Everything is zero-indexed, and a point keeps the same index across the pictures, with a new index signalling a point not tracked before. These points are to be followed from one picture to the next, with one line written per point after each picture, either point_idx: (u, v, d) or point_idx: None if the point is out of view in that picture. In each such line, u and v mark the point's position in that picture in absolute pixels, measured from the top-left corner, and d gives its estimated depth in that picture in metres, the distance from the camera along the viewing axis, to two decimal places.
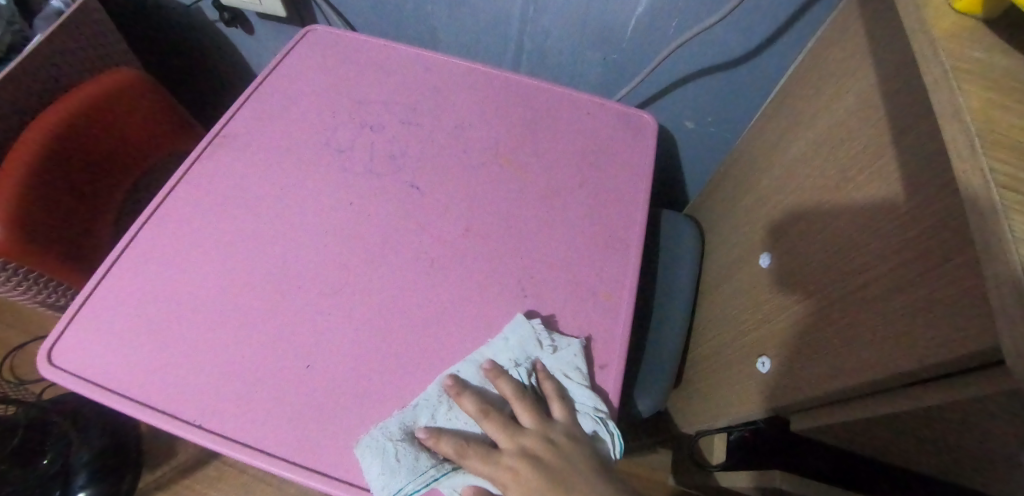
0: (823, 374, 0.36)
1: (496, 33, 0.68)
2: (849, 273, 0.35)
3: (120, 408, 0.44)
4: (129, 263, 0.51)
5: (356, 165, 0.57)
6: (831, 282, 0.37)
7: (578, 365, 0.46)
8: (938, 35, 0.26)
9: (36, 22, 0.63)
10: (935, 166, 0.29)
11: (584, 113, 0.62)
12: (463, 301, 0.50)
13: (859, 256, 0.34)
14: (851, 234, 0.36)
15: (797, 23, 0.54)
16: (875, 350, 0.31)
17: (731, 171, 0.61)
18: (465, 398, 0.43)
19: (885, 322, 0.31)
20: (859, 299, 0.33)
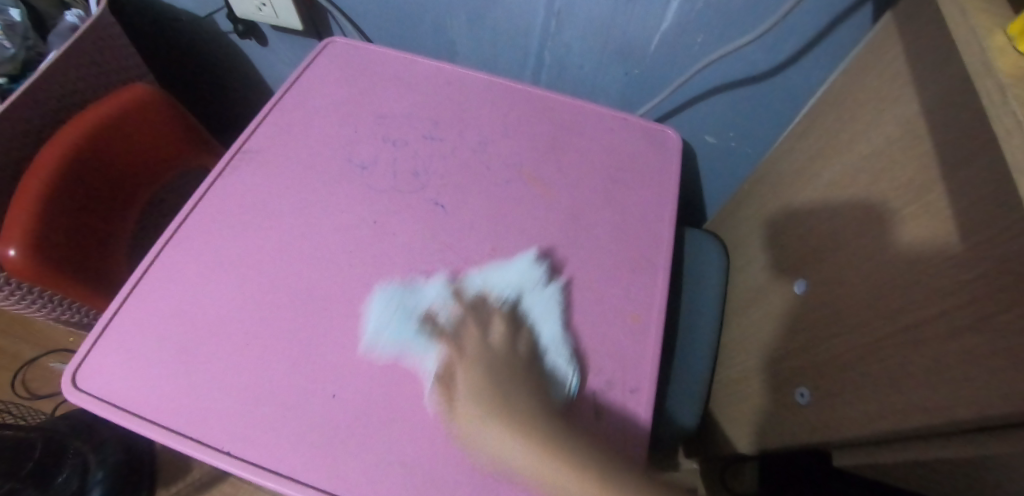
0: (872, 411, 0.35)
1: (516, 47, 0.67)
2: (896, 310, 0.34)
3: (145, 432, 0.43)
4: (152, 284, 0.50)
5: (379, 183, 0.57)
6: (875, 317, 0.36)
7: (529, 283, 0.50)
8: (1005, 80, 0.26)
9: (51, 38, 0.62)
10: (997, 206, 0.28)
11: (608, 131, 0.61)
12: (515, 294, 0.50)
13: (906, 292, 0.34)
14: (897, 269, 0.35)
15: (826, 41, 0.53)
16: (930, 393, 0.30)
17: (758, 188, 0.60)
18: (435, 309, 0.48)
19: (940, 365, 0.30)
20: (908, 338, 0.33)
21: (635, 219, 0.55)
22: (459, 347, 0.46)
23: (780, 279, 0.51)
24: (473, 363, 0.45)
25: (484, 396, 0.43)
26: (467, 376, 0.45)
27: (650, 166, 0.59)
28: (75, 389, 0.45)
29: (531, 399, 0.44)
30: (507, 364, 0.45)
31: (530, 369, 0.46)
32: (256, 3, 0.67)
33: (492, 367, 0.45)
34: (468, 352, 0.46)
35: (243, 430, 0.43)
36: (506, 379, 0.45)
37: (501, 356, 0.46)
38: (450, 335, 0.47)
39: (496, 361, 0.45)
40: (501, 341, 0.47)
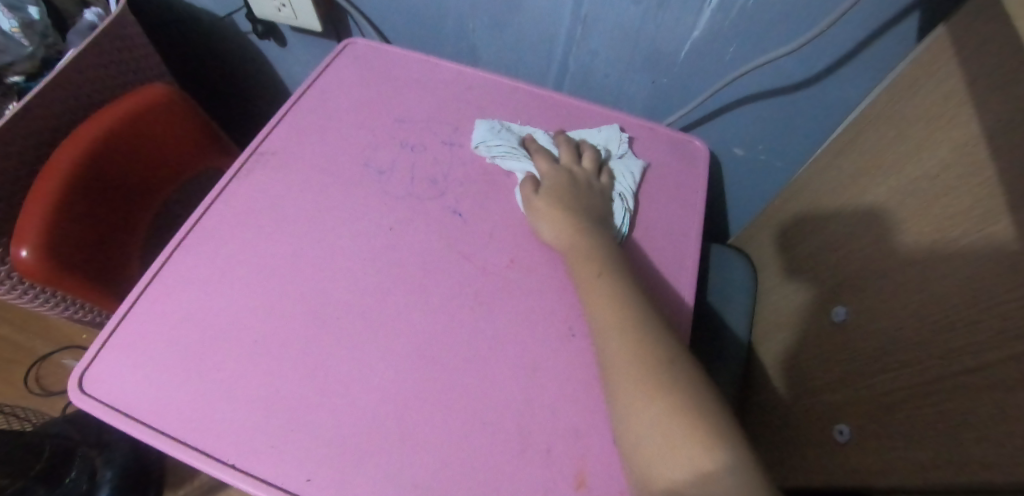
0: (927, 456, 0.32)
1: (540, 51, 0.65)
2: (955, 348, 0.32)
3: (150, 441, 0.42)
4: (162, 287, 0.49)
5: (396, 188, 0.54)
6: (929, 354, 0.33)
7: (615, 140, 0.57)
8: None
9: (70, 36, 0.61)
10: None
11: (634, 140, 0.59)
12: (605, 150, 0.57)
13: (969, 331, 0.31)
14: (956, 303, 0.32)
15: (865, 53, 0.51)
16: (994, 444, 0.28)
17: (798, 202, 0.57)
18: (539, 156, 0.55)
19: (1007, 414, 0.27)
20: (970, 381, 0.30)
21: (662, 233, 0.53)
22: (574, 173, 0.53)
23: (818, 303, 0.48)
24: (551, 192, 0.51)
25: (561, 220, 0.49)
26: (556, 226, 0.49)
27: (677, 177, 0.56)
28: (80, 394, 0.44)
29: (585, 208, 0.51)
30: (580, 190, 0.52)
31: (590, 208, 0.51)
32: (275, 3, 0.66)
33: (568, 185, 0.52)
34: (549, 180, 0.52)
35: (246, 445, 0.41)
36: (568, 196, 0.51)
37: (572, 182, 0.52)
38: (548, 174, 0.53)
39: (574, 177, 0.53)
40: (592, 159, 0.55)
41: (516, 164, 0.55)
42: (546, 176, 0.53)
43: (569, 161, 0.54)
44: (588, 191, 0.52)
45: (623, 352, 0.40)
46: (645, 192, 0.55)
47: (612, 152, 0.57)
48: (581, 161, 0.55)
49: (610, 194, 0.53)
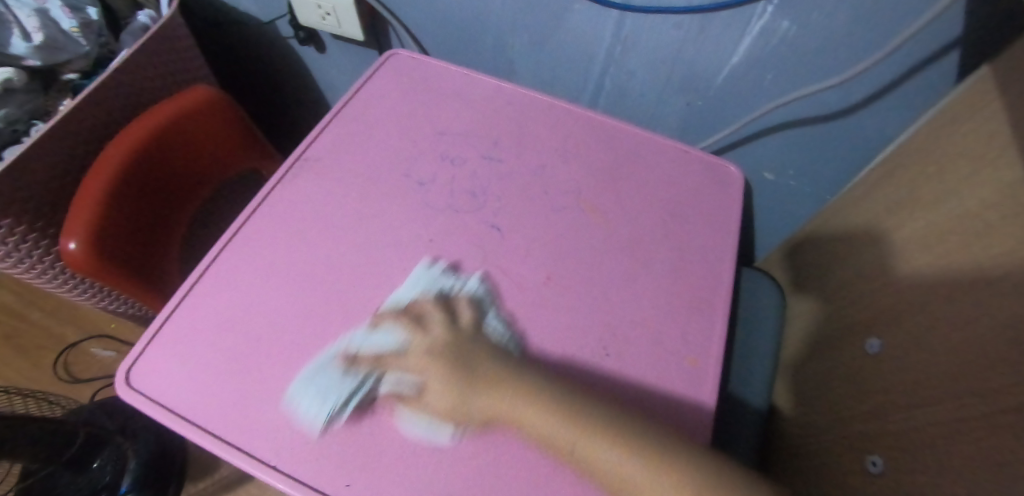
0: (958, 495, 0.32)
1: (577, 69, 0.67)
2: (987, 387, 0.32)
3: (193, 438, 0.43)
4: (208, 287, 0.50)
5: (437, 200, 0.56)
6: (965, 391, 0.34)
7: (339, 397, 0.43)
8: None
9: (123, 36, 0.63)
10: None
11: (668, 163, 0.60)
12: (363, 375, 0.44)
13: (1001, 370, 0.31)
14: (992, 342, 0.32)
15: (905, 85, 0.52)
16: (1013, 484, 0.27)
17: (828, 231, 0.58)
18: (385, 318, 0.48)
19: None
20: (998, 420, 0.30)
21: (693, 256, 0.54)
22: (412, 342, 0.46)
23: (848, 333, 0.48)
24: (434, 346, 0.45)
25: (450, 388, 0.43)
26: (411, 363, 0.44)
27: (709, 201, 0.57)
28: (127, 387, 0.45)
29: (487, 355, 0.45)
30: (464, 346, 0.46)
31: (471, 361, 0.44)
32: (321, 12, 0.67)
33: (449, 342, 0.45)
34: (432, 366, 0.44)
35: (287, 444, 0.43)
36: (454, 371, 0.44)
37: (461, 348, 0.45)
38: (410, 353, 0.45)
39: (455, 336, 0.46)
40: (446, 328, 0.47)
41: (323, 388, 0.44)
42: (422, 346, 0.45)
43: (420, 340, 0.46)
44: (489, 346, 0.46)
45: (511, 402, 0.42)
46: (678, 214, 0.56)
47: (441, 269, 0.51)
48: (431, 330, 0.46)
49: (484, 330, 0.48)
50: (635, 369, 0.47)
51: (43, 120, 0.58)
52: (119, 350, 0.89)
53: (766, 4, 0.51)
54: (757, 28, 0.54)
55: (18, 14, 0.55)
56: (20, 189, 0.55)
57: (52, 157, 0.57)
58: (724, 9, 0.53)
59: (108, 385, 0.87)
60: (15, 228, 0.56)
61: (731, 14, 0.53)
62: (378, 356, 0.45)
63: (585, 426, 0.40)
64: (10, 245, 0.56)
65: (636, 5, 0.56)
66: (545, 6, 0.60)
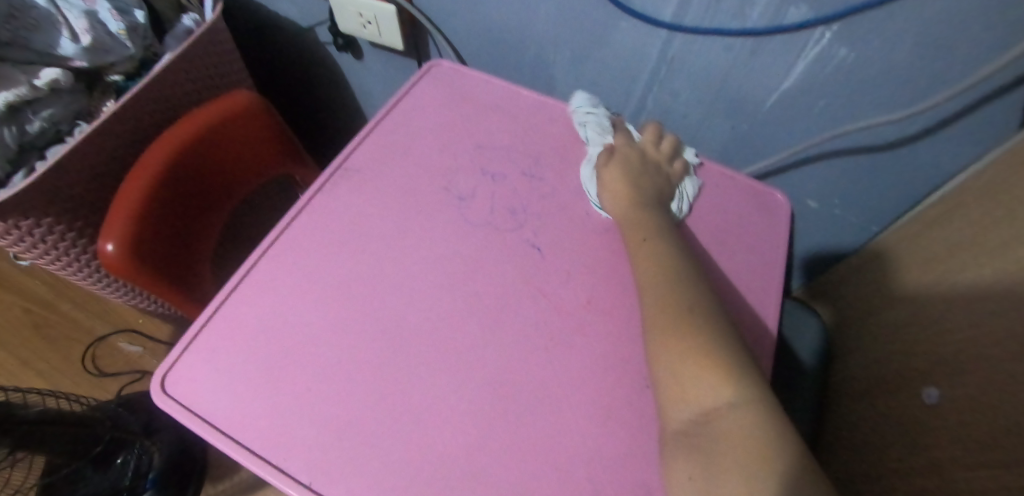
0: None
1: (620, 87, 0.66)
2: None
3: (225, 452, 0.43)
4: (244, 296, 0.50)
5: (477, 216, 0.55)
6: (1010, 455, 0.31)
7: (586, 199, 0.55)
8: None
9: (168, 40, 0.64)
10: None
11: (712, 187, 0.58)
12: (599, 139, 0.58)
13: None
14: None
15: (967, 118, 0.49)
16: None
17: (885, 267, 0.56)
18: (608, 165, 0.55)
19: None
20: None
21: (737, 285, 0.52)
22: (622, 155, 0.56)
23: (901, 376, 0.46)
24: (626, 193, 0.52)
25: (623, 202, 0.52)
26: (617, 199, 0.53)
27: (753, 229, 0.56)
28: (160, 395, 0.45)
29: (643, 186, 0.54)
30: (653, 170, 0.55)
31: (652, 187, 0.54)
32: (362, 20, 0.67)
33: (637, 168, 0.54)
34: (614, 163, 0.55)
35: (316, 464, 0.42)
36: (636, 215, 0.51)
37: (643, 166, 0.55)
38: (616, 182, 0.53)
39: (646, 158, 0.56)
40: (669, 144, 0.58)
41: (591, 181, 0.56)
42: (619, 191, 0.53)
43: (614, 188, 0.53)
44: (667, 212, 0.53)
45: (654, 263, 0.46)
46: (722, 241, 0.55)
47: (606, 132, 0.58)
48: (613, 155, 0.56)
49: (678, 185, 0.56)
50: None
51: (86, 120, 0.58)
52: (146, 346, 0.90)
53: (824, 30, 0.49)
54: (813, 54, 0.52)
55: (68, 16, 0.55)
56: (62, 189, 0.55)
57: (94, 158, 0.57)
58: (780, 34, 0.51)
59: (133, 380, 0.87)
60: (54, 227, 0.56)
61: (786, 39, 0.52)
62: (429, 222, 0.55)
63: (666, 276, 0.44)
64: (48, 242, 0.57)
65: (686, 26, 0.54)
66: (591, 22, 0.59)
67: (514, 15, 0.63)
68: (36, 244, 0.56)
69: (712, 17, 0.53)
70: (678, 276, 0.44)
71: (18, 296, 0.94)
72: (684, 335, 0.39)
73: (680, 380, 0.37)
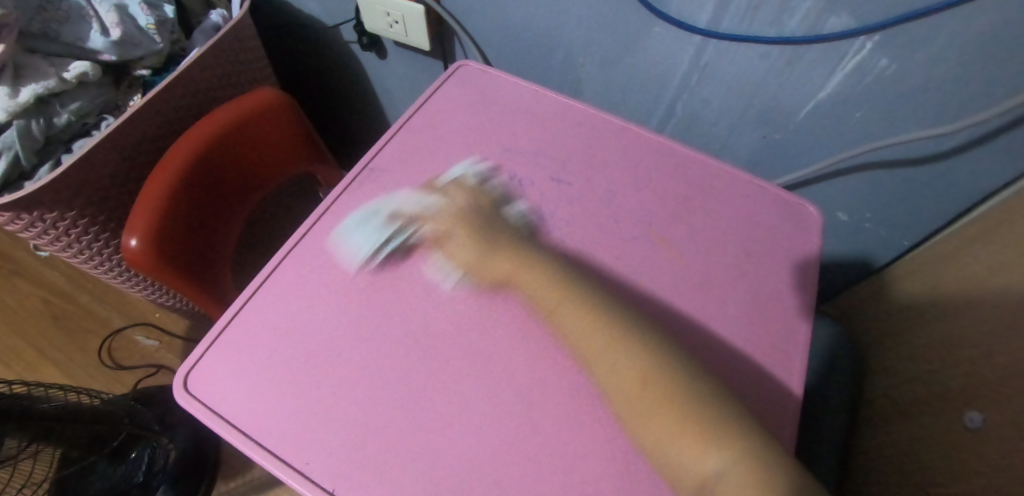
0: None
1: (648, 93, 0.65)
2: None
3: (249, 453, 0.42)
4: (269, 295, 0.50)
5: (502, 222, 0.54)
6: None
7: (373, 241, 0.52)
8: None
9: (195, 35, 0.63)
10: None
11: (742, 197, 0.57)
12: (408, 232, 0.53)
13: None
14: None
15: (1010, 131, 0.48)
16: None
17: (922, 285, 0.54)
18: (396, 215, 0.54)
19: None
20: None
21: (768, 298, 0.51)
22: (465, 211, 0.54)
23: (938, 397, 0.45)
24: (457, 215, 0.54)
25: (477, 244, 0.51)
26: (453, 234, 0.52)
27: (785, 241, 0.54)
28: (184, 393, 0.44)
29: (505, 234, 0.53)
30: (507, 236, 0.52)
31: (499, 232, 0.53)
32: (389, 19, 0.67)
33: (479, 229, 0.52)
34: (457, 227, 0.53)
35: (339, 468, 0.41)
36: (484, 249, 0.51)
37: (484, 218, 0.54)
38: (436, 216, 0.54)
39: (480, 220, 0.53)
40: (470, 192, 0.56)
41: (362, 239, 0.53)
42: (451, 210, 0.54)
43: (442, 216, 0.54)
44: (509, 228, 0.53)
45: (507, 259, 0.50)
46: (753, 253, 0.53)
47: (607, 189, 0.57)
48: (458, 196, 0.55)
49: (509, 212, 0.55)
50: None
51: (113, 114, 0.58)
52: (161, 340, 0.90)
53: (866, 40, 0.48)
54: (852, 63, 0.51)
55: (98, 9, 0.55)
56: (88, 183, 0.55)
57: (120, 153, 0.57)
58: (819, 42, 0.50)
59: (148, 374, 0.87)
60: (78, 221, 0.56)
61: (826, 48, 0.51)
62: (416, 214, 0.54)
63: (604, 321, 0.44)
64: (71, 236, 0.57)
65: (722, 32, 0.53)
66: (622, 26, 0.59)
67: (543, 18, 0.62)
68: (59, 237, 0.56)
69: (749, 23, 0.52)
70: (584, 293, 0.47)
71: (37, 287, 0.94)
72: (670, 409, 0.38)
73: (656, 433, 0.38)
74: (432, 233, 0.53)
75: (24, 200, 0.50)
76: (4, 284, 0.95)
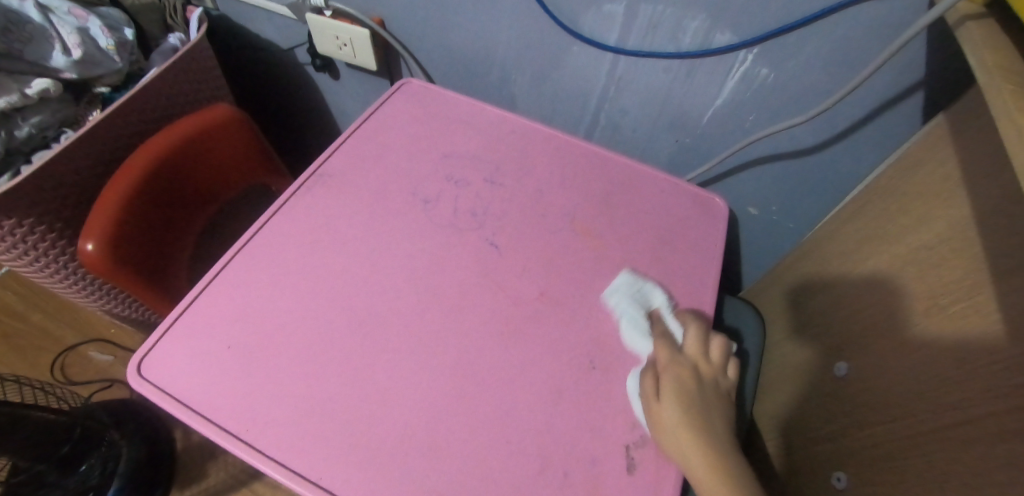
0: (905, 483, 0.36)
1: (575, 106, 0.72)
2: (939, 408, 0.35)
3: (196, 429, 0.45)
4: (220, 286, 0.53)
5: (440, 218, 0.60)
6: (916, 410, 0.37)
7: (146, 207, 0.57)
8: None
9: (153, 56, 0.68)
10: None
11: (657, 194, 0.64)
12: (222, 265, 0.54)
13: (948, 388, 0.35)
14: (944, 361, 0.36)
15: (867, 127, 0.57)
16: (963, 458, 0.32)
17: (811, 267, 0.62)
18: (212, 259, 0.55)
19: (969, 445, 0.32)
20: (945, 438, 0.34)
21: (677, 280, 0.57)
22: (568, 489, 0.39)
23: (823, 355, 0.52)
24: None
25: None
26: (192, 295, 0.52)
27: (659, 237, 0.60)
28: (135, 377, 0.48)
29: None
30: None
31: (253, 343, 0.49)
32: (338, 42, 0.73)
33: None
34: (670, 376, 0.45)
35: (282, 438, 0.45)
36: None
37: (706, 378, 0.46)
38: (361, 333, 0.51)
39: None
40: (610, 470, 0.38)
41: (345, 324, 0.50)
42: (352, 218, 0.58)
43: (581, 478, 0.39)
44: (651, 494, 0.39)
45: None
46: (697, 255, 0.59)
47: (532, 190, 0.63)
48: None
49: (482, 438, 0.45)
50: (619, 384, 0.49)
51: (72, 128, 0.62)
52: (117, 354, 0.92)
53: (748, 52, 0.56)
54: (740, 73, 0.58)
55: (61, 31, 0.59)
56: (47, 191, 0.58)
57: (78, 163, 0.60)
58: (711, 55, 0.58)
59: (103, 388, 0.89)
60: (35, 227, 0.59)
61: (717, 60, 0.58)
62: (345, 339, 0.50)
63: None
64: (28, 243, 0.60)
65: (631, 48, 0.61)
66: (548, 47, 0.66)
67: (477, 39, 0.69)
68: (16, 245, 0.59)
69: (651, 40, 0.59)
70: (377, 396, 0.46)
71: None
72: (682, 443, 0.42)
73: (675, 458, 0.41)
74: (373, 231, 0.58)
75: None
76: None
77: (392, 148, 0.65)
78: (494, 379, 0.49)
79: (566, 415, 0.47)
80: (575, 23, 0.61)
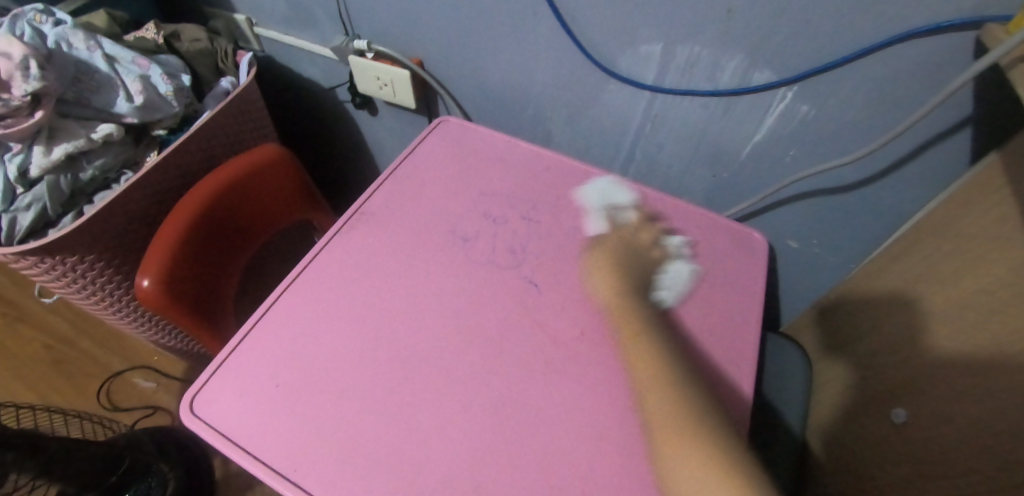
0: None
1: (609, 142, 0.73)
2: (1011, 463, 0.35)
3: (248, 467, 0.46)
4: (269, 324, 0.55)
5: (481, 255, 0.60)
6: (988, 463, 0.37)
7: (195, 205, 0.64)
8: None
9: (207, 99, 0.72)
10: None
11: (695, 230, 0.63)
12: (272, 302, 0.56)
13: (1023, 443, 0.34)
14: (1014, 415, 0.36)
15: (912, 163, 0.56)
16: None
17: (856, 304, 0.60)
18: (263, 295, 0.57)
19: None
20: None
21: (718, 318, 0.56)
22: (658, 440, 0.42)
23: (877, 400, 0.51)
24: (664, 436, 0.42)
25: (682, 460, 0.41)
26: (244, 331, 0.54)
27: (699, 273, 0.60)
28: (189, 414, 0.49)
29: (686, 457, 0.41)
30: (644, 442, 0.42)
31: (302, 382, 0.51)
32: (379, 82, 0.76)
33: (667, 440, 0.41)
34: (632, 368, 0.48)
35: (329, 479, 0.45)
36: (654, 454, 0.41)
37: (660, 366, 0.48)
38: (404, 371, 0.51)
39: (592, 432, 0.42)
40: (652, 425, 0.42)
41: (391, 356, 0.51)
42: (396, 256, 0.60)
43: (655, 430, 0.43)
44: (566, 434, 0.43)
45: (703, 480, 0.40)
46: (739, 292, 0.58)
47: (569, 227, 0.63)
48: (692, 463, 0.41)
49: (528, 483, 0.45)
50: None
51: (132, 169, 0.65)
52: (159, 382, 0.95)
53: (786, 90, 0.56)
54: (779, 110, 0.59)
55: (124, 79, 0.63)
56: (107, 230, 0.61)
57: (135, 203, 0.63)
58: (749, 93, 0.58)
59: (146, 415, 0.92)
60: (95, 263, 0.62)
61: (754, 98, 0.59)
62: (389, 377, 0.51)
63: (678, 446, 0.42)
64: (87, 278, 0.63)
65: (668, 87, 0.62)
66: (583, 87, 0.68)
67: (514, 78, 0.71)
68: (76, 280, 0.62)
69: (688, 79, 0.60)
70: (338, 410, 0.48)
71: (41, 334, 1.00)
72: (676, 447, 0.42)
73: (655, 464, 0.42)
74: (414, 268, 0.59)
75: (50, 246, 0.56)
76: (8, 331, 1.00)
77: (432, 186, 0.67)
78: (538, 421, 0.48)
79: (611, 459, 0.46)
80: (612, 63, 0.63)
